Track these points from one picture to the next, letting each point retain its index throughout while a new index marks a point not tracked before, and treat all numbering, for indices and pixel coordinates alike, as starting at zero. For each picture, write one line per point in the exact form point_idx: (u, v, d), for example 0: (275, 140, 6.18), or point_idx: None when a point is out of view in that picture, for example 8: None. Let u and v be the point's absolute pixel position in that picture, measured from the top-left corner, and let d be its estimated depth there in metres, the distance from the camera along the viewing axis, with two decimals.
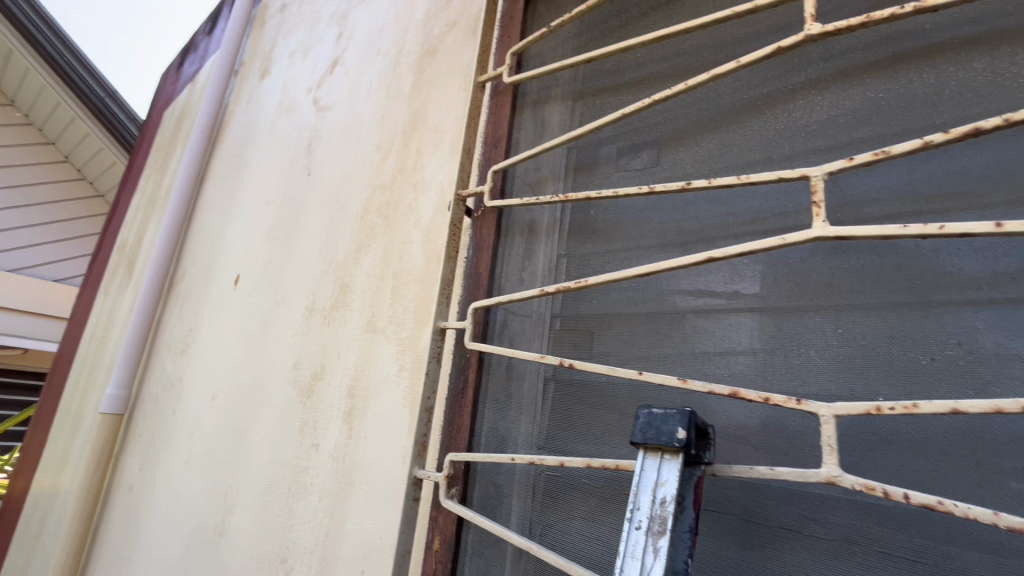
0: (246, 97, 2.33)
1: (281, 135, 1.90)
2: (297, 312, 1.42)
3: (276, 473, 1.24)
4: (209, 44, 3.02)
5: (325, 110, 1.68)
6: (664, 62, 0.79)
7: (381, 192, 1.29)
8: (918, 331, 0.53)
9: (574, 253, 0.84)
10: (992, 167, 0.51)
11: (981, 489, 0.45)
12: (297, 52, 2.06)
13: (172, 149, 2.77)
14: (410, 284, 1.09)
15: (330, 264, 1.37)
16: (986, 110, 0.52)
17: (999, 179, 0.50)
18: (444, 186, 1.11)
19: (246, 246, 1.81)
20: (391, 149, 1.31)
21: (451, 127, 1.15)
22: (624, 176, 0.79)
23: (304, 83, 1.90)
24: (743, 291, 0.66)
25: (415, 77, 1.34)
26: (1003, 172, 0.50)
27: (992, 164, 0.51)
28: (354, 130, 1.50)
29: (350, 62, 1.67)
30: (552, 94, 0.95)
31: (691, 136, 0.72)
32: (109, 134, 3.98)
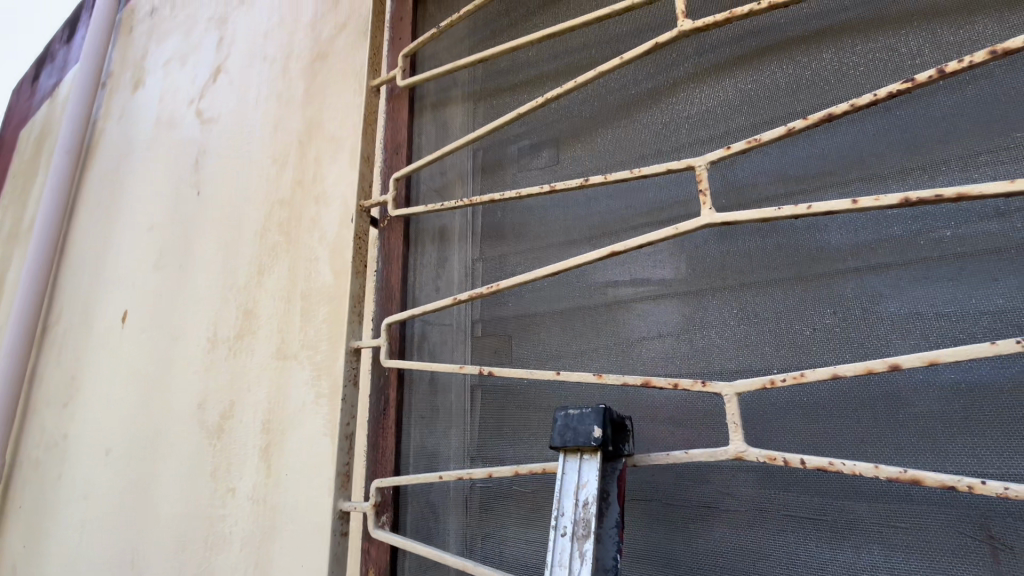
0: (119, 112, 2.08)
1: (163, 152, 1.72)
2: (197, 347, 1.28)
3: (188, 527, 1.12)
4: (68, 54, 2.67)
5: (211, 122, 1.54)
6: (555, 60, 0.80)
7: (280, 208, 1.20)
8: (801, 304, 0.57)
9: (487, 257, 0.83)
10: (847, 149, 0.56)
11: (865, 444, 0.50)
12: (173, 60, 1.87)
13: (33, 176, 2.43)
14: (320, 303, 1.03)
15: (230, 289, 1.25)
16: (837, 96, 0.57)
17: (854, 158, 0.55)
18: (347, 198, 1.05)
19: (132, 278, 1.62)
20: (287, 161, 1.23)
21: (349, 135, 1.09)
22: (528, 176, 0.79)
23: (184, 94, 1.73)
24: (647, 280, 0.68)
25: (307, 83, 1.26)
26: (856, 153, 0.55)
27: (847, 146, 0.56)
28: (244, 142, 1.38)
29: (234, 69, 1.54)
30: (450, 96, 0.92)
31: (586, 133, 0.74)
32: None
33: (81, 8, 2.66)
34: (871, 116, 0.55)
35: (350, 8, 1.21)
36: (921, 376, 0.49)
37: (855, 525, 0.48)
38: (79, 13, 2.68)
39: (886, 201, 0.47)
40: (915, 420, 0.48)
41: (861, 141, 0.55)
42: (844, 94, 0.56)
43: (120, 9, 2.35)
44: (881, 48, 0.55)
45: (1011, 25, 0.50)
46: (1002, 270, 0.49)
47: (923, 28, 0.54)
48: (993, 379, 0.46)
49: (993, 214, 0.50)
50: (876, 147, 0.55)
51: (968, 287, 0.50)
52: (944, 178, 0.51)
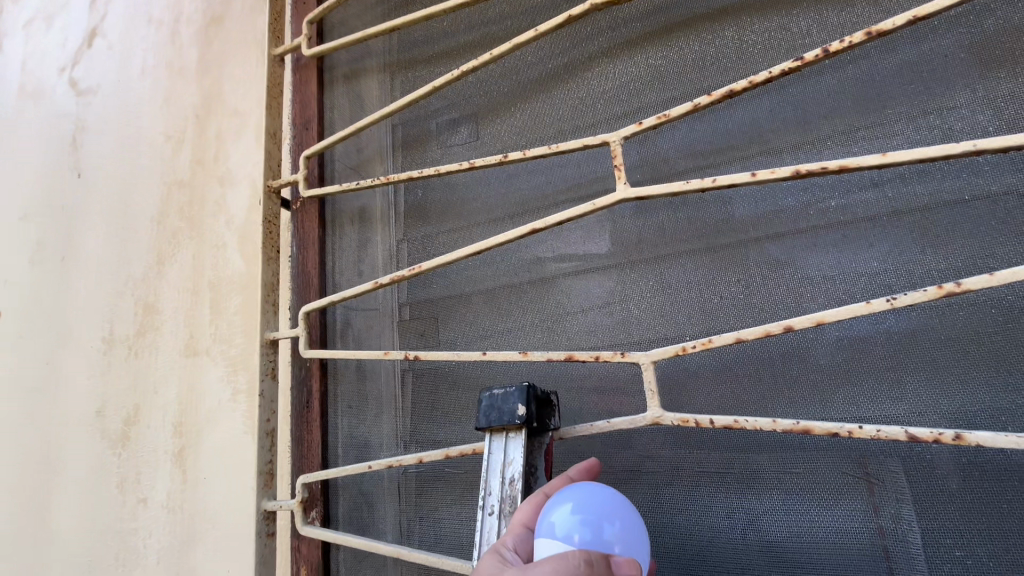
0: None
1: (31, 127, 1.50)
2: (90, 348, 1.15)
3: (95, 544, 1.02)
4: None
5: (88, 93, 1.36)
6: (470, 31, 0.77)
7: (179, 191, 1.08)
8: (710, 273, 0.60)
9: (409, 237, 0.80)
10: (745, 124, 0.59)
11: (765, 400, 0.54)
12: (36, 20, 1.61)
13: None
14: (231, 293, 0.95)
15: (126, 283, 1.13)
16: (737, 73, 0.59)
17: (752, 133, 0.59)
18: (254, 178, 0.97)
19: (4, 274, 1.41)
20: (184, 138, 1.11)
21: (253, 108, 1.00)
22: (448, 152, 0.76)
23: (53, 61, 1.50)
24: (570, 255, 0.69)
25: (201, 50, 1.13)
26: (754, 127, 0.59)
27: (746, 121, 0.59)
28: (131, 116, 1.23)
29: (112, 32, 1.36)
30: (362, 67, 0.87)
31: (505, 108, 0.72)
32: None
33: None
34: (767, 91, 0.58)
35: None
36: (811, 335, 0.53)
37: (757, 475, 0.53)
38: None
39: (780, 174, 0.50)
40: (806, 375, 0.53)
41: (758, 116, 0.59)
42: (744, 71, 0.59)
43: None
44: (776, 27, 0.58)
45: (884, 8, 0.54)
46: (876, 236, 0.54)
47: (811, 10, 0.57)
48: (870, 334, 0.52)
49: (869, 185, 0.55)
50: (773, 123, 0.58)
51: (850, 252, 0.55)
52: (830, 152, 0.55)
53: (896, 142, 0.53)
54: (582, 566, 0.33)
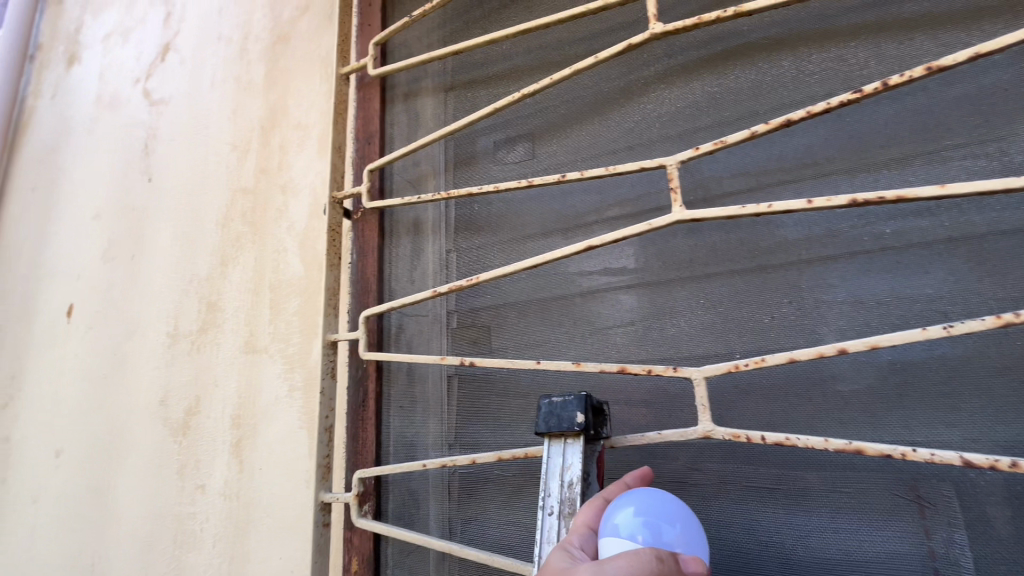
0: (51, 90, 1.93)
1: (106, 134, 1.61)
2: (156, 342, 1.24)
3: (154, 526, 1.09)
4: None
5: (160, 104, 1.46)
6: (529, 54, 0.81)
7: (243, 197, 1.16)
8: (760, 292, 0.62)
9: (463, 248, 0.84)
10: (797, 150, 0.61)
11: (815, 418, 0.55)
12: (114, 35, 1.74)
13: None
14: (290, 295, 1.01)
15: (191, 282, 1.21)
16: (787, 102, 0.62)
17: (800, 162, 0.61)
18: (316, 187, 1.03)
19: (77, 271, 1.52)
20: (249, 148, 1.18)
21: (316, 122, 1.07)
22: (503, 169, 0.80)
23: (128, 73, 1.62)
24: (620, 270, 0.71)
25: (268, 67, 1.21)
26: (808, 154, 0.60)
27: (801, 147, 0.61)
28: (200, 127, 1.32)
29: (185, 48, 1.46)
30: (422, 86, 0.92)
31: (561, 129, 0.76)
32: None
33: None
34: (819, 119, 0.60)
35: None
36: (864, 358, 0.55)
37: (806, 492, 0.54)
38: None
39: (837, 202, 0.52)
40: (857, 397, 0.54)
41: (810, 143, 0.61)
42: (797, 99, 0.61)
43: None
44: (834, 57, 0.60)
45: (945, 42, 0.55)
46: (931, 263, 0.55)
47: (870, 41, 0.59)
48: (923, 360, 0.53)
49: (925, 213, 0.56)
50: (829, 150, 0.60)
51: (904, 277, 0.56)
52: (885, 180, 0.57)
53: (955, 171, 0.54)
54: (654, 562, 0.35)
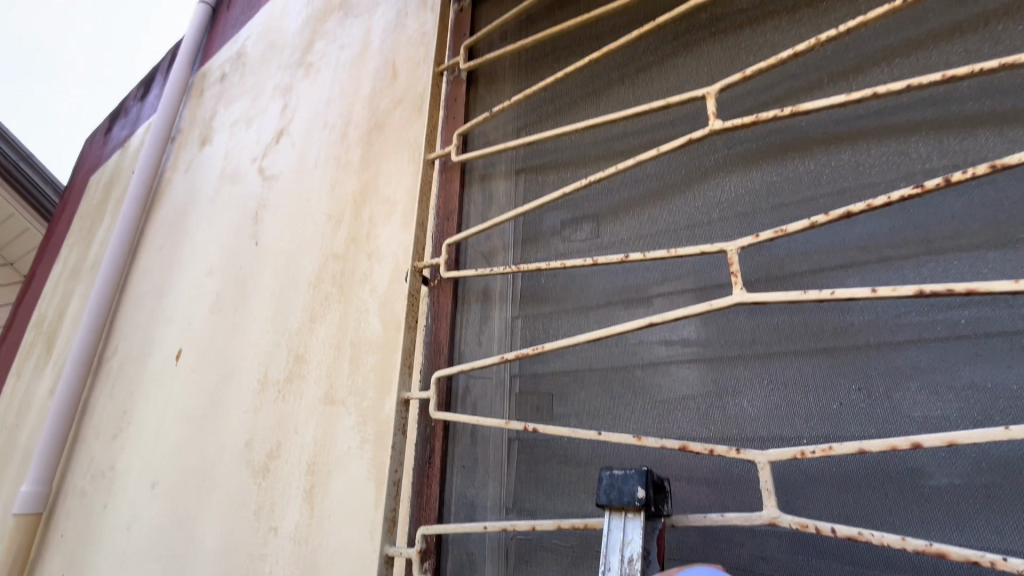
0: (186, 165, 2.30)
1: (225, 203, 1.88)
2: (247, 387, 1.37)
3: (229, 564, 1.16)
4: (141, 111, 3.07)
5: (272, 179, 1.70)
6: (595, 144, 0.89)
7: (334, 262, 1.30)
8: (827, 376, 0.62)
9: (528, 317, 0.90)
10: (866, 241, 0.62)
11: (892, 515, 0.53)
12: (239, 121, 2.07)
13: (106, 220, 2.70)
14: (369, 352, 1.11)
15: (283, 335, 1.35)
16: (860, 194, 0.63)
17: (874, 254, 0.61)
18: (398, 255, 1.15)
19: (188, 319, 1.74)
20: (343, 219, 1.34)
21: (402, 199, 1.20)
22: (570, 246, 0.87)
23: (249, 153, 1.90)
24: (682, 345, 0.73)
25: (364, 150, 1.39)
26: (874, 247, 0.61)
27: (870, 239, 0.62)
28: (303, 199, 1.51)
29: (296, 133, 1.70)
30: (496, 170, 1.03)
31: (624, 211, 0.82)
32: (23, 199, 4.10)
33: (159, 74, 3.05)
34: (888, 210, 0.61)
35: (407, 85, 1.35)
36: (944, 454, 0.52)
37: None
38: (155, 77, 3.09)
39: (903, 292, 0.52)
40: (940, 495, 0.52)
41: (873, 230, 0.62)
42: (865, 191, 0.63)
43: (193, 73, 2.65)
44: (894, 151, 0.62)
45: (1012, 138, 0.56)
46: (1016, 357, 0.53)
47: (932, 137, 0.61)
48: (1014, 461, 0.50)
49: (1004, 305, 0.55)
50: (894, 240, 0.61)
51: (984, 370, 0.55)
52: (957, 271, 0.57)
53: None
54: None
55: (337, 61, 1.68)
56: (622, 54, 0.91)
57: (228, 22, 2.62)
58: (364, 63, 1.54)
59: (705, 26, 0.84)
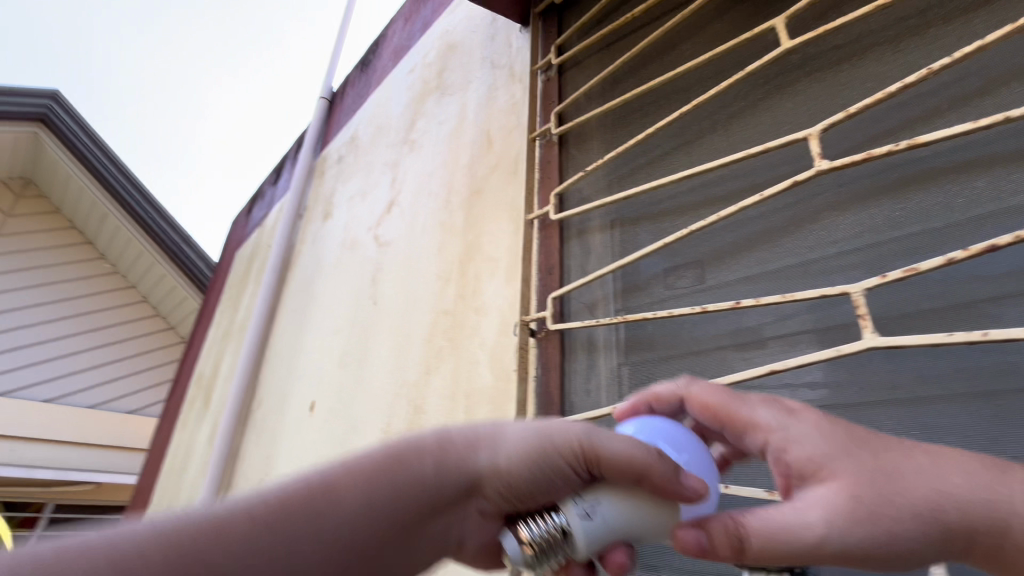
0: (312, 238, 2.64)
1: (346, 268, 2.13)
2: (372, 436, 1.50)
3: None
4: (275, 194, 3.62)
5: (386, 245, 1.90)
6: (692, 192, 0.91)
7: (444, 317, 1.41)
8: (990, 425, 0.56)
9: (637, 366, 0.91)
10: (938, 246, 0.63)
11: None
12: (355, 196, 2.36)
13: (250, 288, 3.16)
14: (481, 402, 1.17)
15: (402, 386, 1.47)
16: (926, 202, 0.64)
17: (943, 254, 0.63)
18: (504, 309, 1.22)
19: (319, 374, 1.96)
20: (450, 278, 1.46)
21: (504, 256, 1.30)
22: (674, 294, 0.88)
23: (365, 223, 2.15)
24: (809, 393, 0.71)
25: (466, 213, 1.52)
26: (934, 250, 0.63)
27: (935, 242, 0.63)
28: (414, 261, 1.68)
29: (405, 202, 1.91)
30: (592, 224, 1.08)
31: (729, 256, 0.82)
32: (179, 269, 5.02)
33: (289, 161, 3.58)
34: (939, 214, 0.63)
35: (502, 151, 1.48)
36: None
37: None
38: (285, 164, 3.64)
39: None
40: None
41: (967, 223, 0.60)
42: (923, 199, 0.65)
43: (315, 158, 3.08)
44: None
45: None
46: None
47: None
48: None
49: None
50: None
51: None
52: None
53: None
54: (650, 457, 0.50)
55: (437, 137, 1.87)
56: (712, 104, 0.94)
57: (343, 111, 3.04)
58: (462, 136, 1.71)
59: (798, 67, 0.84)
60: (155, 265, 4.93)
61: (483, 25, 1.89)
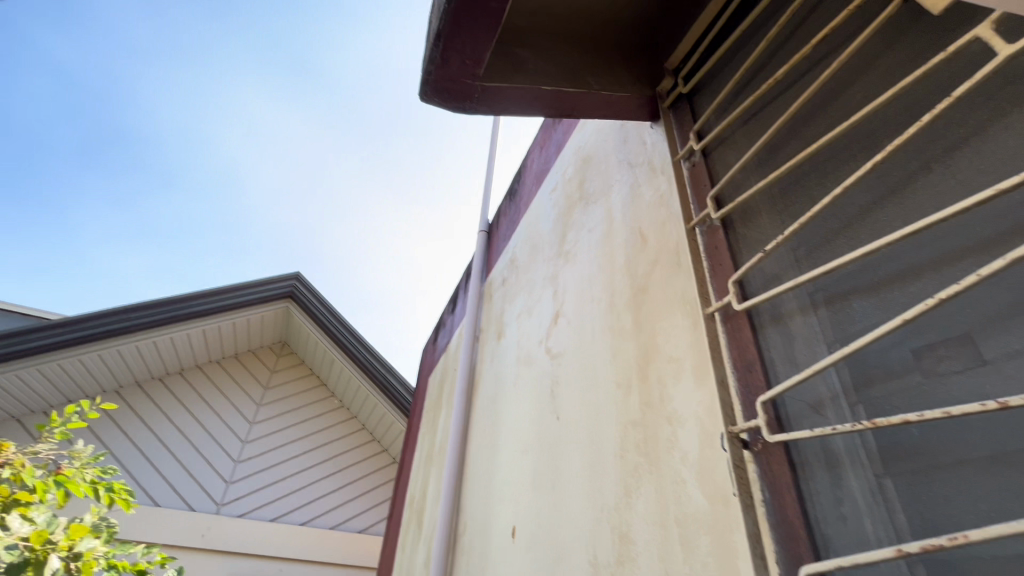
0: (490, 357, 2.82)
1: (525, 384, 2.18)
2: (580, 570, 1.38)
3: None
4: (453, 321, 4.06)
5: (559, 357, 1.92)
6: (923, 250, 0.75)
7: (634, 429, 1.31)
8: None
9: (909, 484, 0.70)
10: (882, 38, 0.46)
11: None
12: (522, 312, 2.49)
13: (443, 411, 3.45)
14: (699, 531, 1.00)
15: (602, 510, 1.36)
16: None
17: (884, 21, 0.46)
18: (701, 416, 1.08)
19: (516, 496, 1.94)
20: (631, 384, 1.38)
21: (687, 355, 1.18)
22: (940, 382, 0.68)
23: (535, 337, 2.23)
24: None
25: (635, 314, 1.47)
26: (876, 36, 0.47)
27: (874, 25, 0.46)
28: (589, 370, 1.65)
29: (569, 312, 1.94)
30: (786, 309, 0.96)
31: (1014, 323, 0.62)
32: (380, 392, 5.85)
33: (461, 290, 4.03)
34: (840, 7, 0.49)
35: (660, 245, 1.43)
36: None
37: None
38: (458, 293, 4.10)
39: None
40: None
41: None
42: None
43: (483, 283, 3.42)
44: None
45: None
46: None
47: None
48: None
49: None
50: None
51: None
52: None
53: None
54: None
55: (590, 243, 1.92)
56: (914, 143, 0.80)
57: (500, 237, 3.37)
58: (614, 237, 1.72)
59: None
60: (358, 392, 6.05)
61: (613, 132, 1.98)
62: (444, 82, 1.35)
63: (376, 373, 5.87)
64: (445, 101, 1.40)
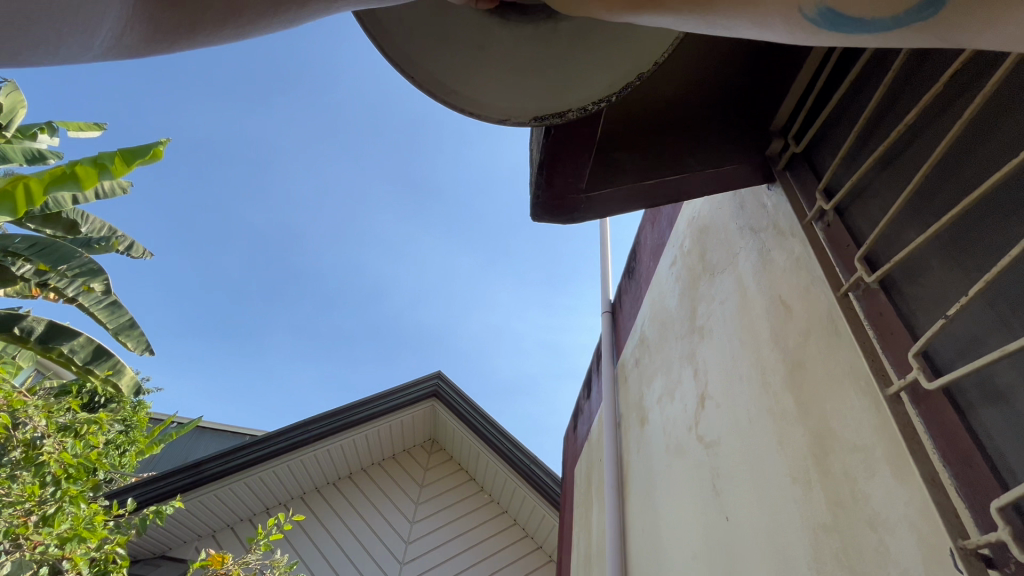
0: (636, 445, 2.66)
1: (680, 476, 2.00)
2: None
3: None
4: (591, 406, 3.96)
5: (714, 446, 1.74)
6: None
7: (828, 536, 1.10)
8: None
9: None
10: None
11: None
12: (664, 396, 2.35)
13: (595, 506, 3.26)
14: None
15: None
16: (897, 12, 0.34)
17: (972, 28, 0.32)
18: (915, 521, 0.89)
19: None
20: (811, 479, 1.19)
21: (877, 443, 1.01)
22: None
23: (683, 423, 2.06)
24: None
25: (796, 393, 1.30)
26: None
27: None
28: (754, 460, 1.46)
29: (716, 394, 1.79)
30: (1002, 384, 0.80)
31: None
32: (525, 483, 5.72)
33: (593, 374, 3.96)
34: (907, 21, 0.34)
35: (809, 313, 1.29)
36: None
37: None
38: (591, 377, 4.03)
39: None
40: None
41: (814, 18, 0.38)
42: (783, 22, 0.39)
43: (615, 366, 3.33)
44: None
45: None
46: None
47: None
48: None
49: None
50: None
51: None
52: None
53: None
54: None
55: (725, 317, 1.80)
56: None
57: (625, 317, 3.32)
58: (752, 309, 1.59)
59: None
60: (506, 484, 6.02)
61: (727, 200, 1.92)
62: (552, 201, 1.47)
63: (518, 462, 5.80)
64: (553, 216, 1.50)
